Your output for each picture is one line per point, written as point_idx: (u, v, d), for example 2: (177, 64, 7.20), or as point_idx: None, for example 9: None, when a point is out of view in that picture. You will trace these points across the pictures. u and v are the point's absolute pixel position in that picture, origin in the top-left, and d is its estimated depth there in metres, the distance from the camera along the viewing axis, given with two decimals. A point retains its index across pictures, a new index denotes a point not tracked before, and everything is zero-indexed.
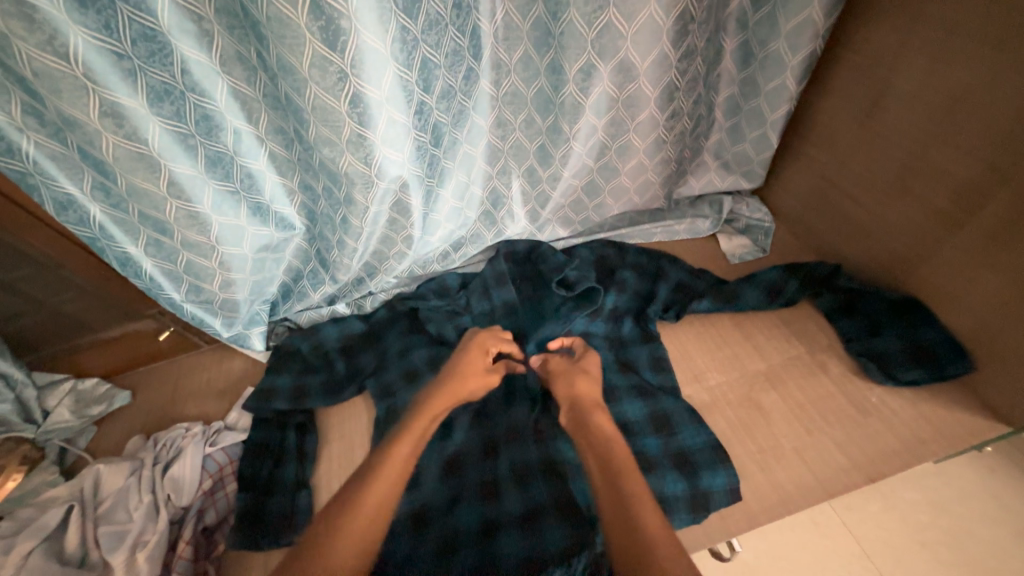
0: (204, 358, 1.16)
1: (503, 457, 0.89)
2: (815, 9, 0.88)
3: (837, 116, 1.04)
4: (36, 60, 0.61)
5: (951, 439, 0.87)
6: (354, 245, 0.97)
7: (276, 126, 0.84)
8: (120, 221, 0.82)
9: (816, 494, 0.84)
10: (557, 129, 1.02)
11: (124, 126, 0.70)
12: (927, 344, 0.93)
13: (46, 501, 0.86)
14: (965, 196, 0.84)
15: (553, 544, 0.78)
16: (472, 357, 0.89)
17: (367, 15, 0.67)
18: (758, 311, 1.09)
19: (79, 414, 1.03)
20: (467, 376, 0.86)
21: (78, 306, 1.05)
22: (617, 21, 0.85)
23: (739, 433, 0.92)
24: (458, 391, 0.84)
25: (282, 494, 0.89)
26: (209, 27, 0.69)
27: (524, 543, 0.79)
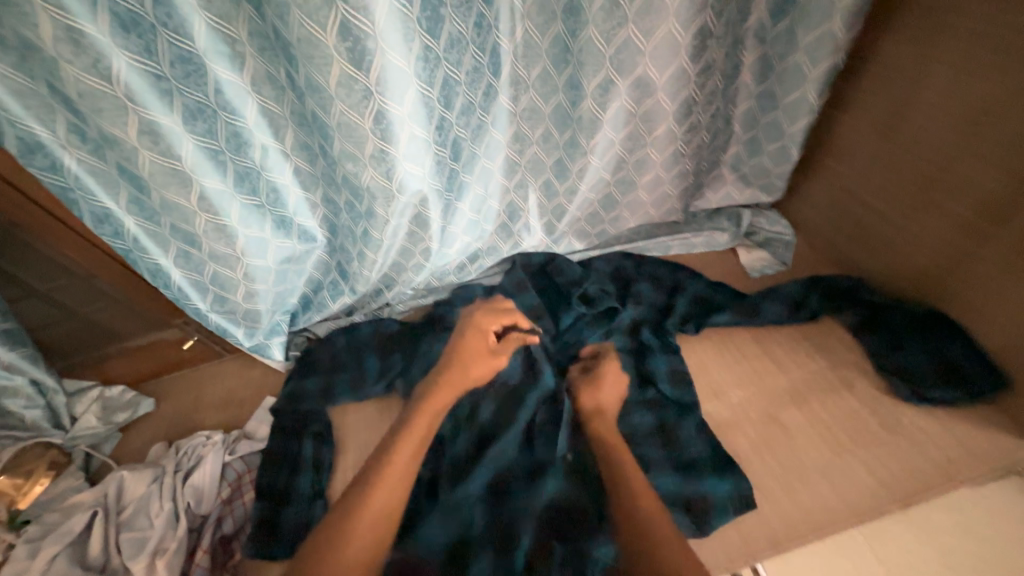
0: (226, 367, 1.18)
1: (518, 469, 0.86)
2: (835, 23, 0.88)
3: (858, 129, 1.02)
4: (82, 81, 0.64)
5: (987, 462, 0.84)
6: (374, 257, 0.99)
7: (301, 142, 0.87)
8: (153, 233, 0.85)
9: (844, 517, 0.81)
10: (574, 143, 1.02)
11: (160, 143, 0.73)
12: (958, 362, 0.90)
13: (71, 506, 0.88)
14: (996, 209, 0.82)
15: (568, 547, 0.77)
16: (473, 339, 0.94)
17: (392, 36, 0.70)
18: (780, 326, 1.07)
19: (105, 420, 1.05)
20: (465, 363, 0.89)
21: (108, 314, 1.07)
22: (635, 38, 0.87)
23: (763, 452, 0.90)
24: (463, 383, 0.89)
25: (298, 504, 0.89)
26: (242, 49, 0.72)
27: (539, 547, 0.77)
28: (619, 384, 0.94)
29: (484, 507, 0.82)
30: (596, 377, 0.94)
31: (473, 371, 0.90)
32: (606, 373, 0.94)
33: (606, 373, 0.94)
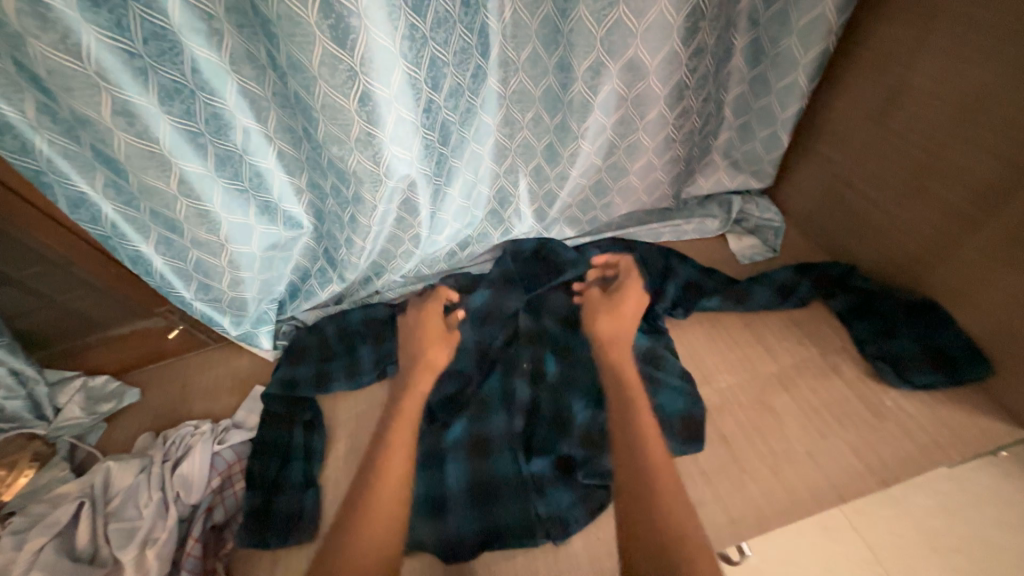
0: (213, 356, 1.16)
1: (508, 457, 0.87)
2: (827, 6, 0.87)
3: (849, 114, 1.02)
4: (50, 58, 0.61)
5: (968, 443, 0.86)
6: (362, 244, 0.97)
7: (284, 125, 0.84)
8: (132, 219, 0.82)
9: (829, 498, 0.83)
10: (565, 128, 1.01)
11: (136, 124, 0.70)
12: (945, 347, 0.92)
13: (57, 497, 0.87)
14: (983, 194, 0.82)
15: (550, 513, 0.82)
16: (432, 319, 0.90)
17: (377, 14, 0.68)
18: (769, 311, 1.08)
19: (90, 411, 1.03)
20: (427, 346, 0.85)
21: (87, 303, 1.05)
22: (626, 18, 0.85)
23: (751, 435, 0.91)
24: (431, 364, 0.82)
25: (290, 492, 0.89)
26: (219, 26, 0.69)
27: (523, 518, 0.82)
28: (638, 310, 0.85)
29: (475, 494, 0.83)
30: (615, 303, 0.85)
31: (434, 353, 0.84)
32: (628, 299, 0.86)
33: (626, 298, 0.85)
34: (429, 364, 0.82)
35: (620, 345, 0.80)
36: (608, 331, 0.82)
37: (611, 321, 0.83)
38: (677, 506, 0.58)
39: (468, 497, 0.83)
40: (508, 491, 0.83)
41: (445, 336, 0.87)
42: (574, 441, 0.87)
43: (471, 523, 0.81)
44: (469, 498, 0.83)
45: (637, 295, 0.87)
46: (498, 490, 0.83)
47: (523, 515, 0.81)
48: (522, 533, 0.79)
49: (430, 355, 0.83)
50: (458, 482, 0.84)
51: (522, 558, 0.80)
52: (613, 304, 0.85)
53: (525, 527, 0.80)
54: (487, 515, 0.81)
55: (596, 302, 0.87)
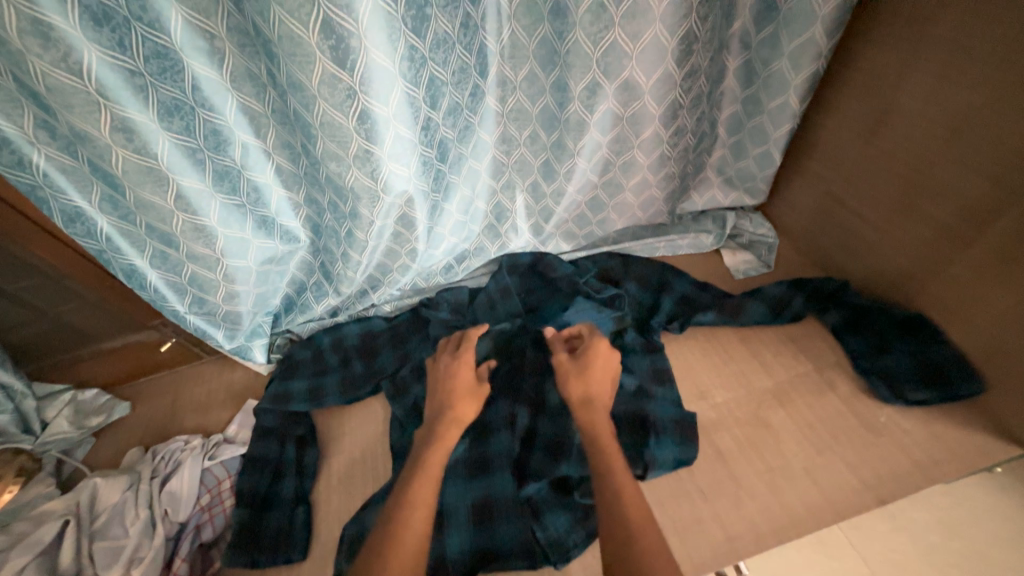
0: (206, 369, 1.15)
1: (500, 473, 0.85)
2: (817, 31, 0.89)
3: (839, 134, 1.04)
4: (49, 75, 0.62)
5: (963, 460, 0.86)
6: (359, 258, 0.97)
7: (283, 141, 0.85)
8: (127, 233, 0.82)
9: (826, 515, 0.83)
10: (561, 145, 1.02)
11: (134, 140, 0.71)
12: (937, 363, 0.92)
13: (41, 515, 0.85)
14: (972, 213, 0.84)
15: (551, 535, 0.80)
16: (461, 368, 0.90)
17: (377, 35, 0.69)
18: (763, 326, 1.09)
19: (79, 425, 1.02)
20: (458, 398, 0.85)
21: (79, 316, 1.04)
22: (622, 41, 0.86)
23: (747, 451, 0.91)
24: (460, 419, 0.83)
25: (281, 509, 0.88)
26: (220, 45, 0.70)
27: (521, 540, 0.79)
28: (609, 370, 0.86)
29: (468, 510, 0.82)
30: (585, 365, 0.86)
31: (464, 408, 0.84)
32: (596, 358, 0.86)
33: (595, 360, 0.86)
34: (460, 418, 0.82)
35: (594, 408, 0.80)
36: (586, 395, 0.82)
37: (586, 384, 0.83)
38: (659, 563, 0.60)
39: (464, 514, 0.82)
40: (505, 508, 0.82)
41: (473, 391, 0.87)
42: (574, 459, 0.84)
43: (466, 540, 0.80)
44: (465, 514, 0.82)
45: (608, 355, 0.87)
46: (495, 506, 0.82)
47: (518, 532, 0.80)
48: (518, 551, 0.78)
49: (459, 410, 0.83)
50: (453, 498, 0.83)
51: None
52: (584, 363, 0.86)
53: (520, 545, 0.79)
54: (483, 533, 0.80)
55: (566, 370, 0.86)
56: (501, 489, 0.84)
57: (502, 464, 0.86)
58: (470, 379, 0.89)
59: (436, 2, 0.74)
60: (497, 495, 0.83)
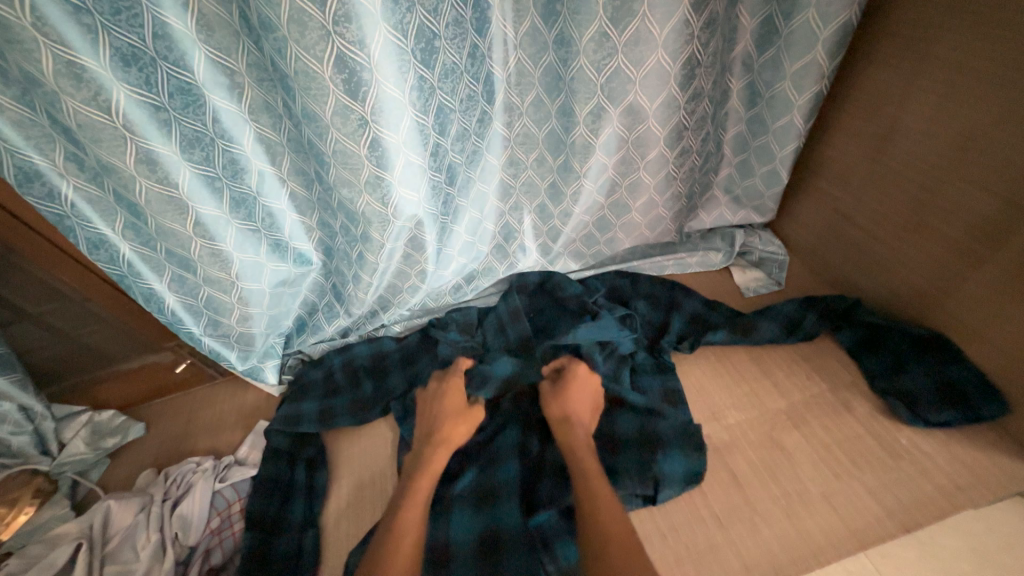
0: (219, 391, 1.17)
1: (506, 503, 0.83)
2: (819, 52, 0.90)
3: (846, 152, 1.04)
4: (81, 113, 0.65)
5: (991, 485, 0.83)
6: (370, 279, 0.99)
7: (297, 168, 0.88)
8: (148, 258, 0.85)
9: (848, 544, 0.79)
10: (567, 168, 1.04)
11: (157, 171, 0.74)
12: (958, 382, 0.90)
13: (56, 537, 0.85)
14: (985, 231, 0.83)
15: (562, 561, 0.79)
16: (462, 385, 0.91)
17: (388, 68, 0.72)
18: (775, 345, 1.07)
19: (94, 447, 1.03)
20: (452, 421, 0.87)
21: (99, 338, 1.07)
22: (626, 67, 0.88)
23: (762, 475, 0.89)
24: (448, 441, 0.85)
25: (289, 533, 0.87)
26: (240, 80, 0.74)
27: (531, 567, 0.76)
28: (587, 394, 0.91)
29: (475, 541, 0.80)
30: (566, 387, 0.91)
31: (459, 431, 0.86)
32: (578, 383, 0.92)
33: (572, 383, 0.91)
34: (448, 439, 0.85)
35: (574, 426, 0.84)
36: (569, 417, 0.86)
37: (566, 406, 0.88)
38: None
39: (472, 544, 0.79)
40: (513, 536, 0.79)
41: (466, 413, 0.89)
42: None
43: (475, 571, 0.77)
44: (471, 546, 0.79)
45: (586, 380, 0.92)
46: (502, 536, 0.79)
47: (528, 560, 0.76)
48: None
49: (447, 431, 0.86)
50: (459, 528, 0.81)
51: None
52: (569, 394, 0.90)
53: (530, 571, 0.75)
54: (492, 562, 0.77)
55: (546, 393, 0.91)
56: (506, 518, 0.81)
57: (507, 494, 0.84)
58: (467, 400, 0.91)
59: (444, 35, 0.77)
60: (504, 526, 0.80)
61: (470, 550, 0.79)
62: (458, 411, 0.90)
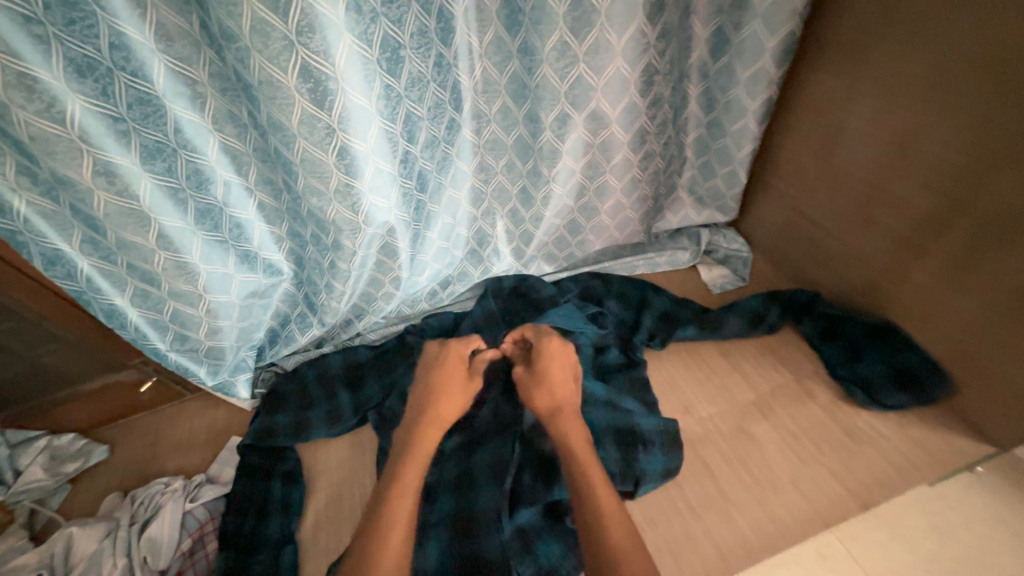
0: (188, 408, 1.13)
1: (486, 505, 0.84)
2: (767, 61, 0.96)
3: (799, 153, 1.10)
4: (33, 125, 0.63)
5: (939, 462, 0.89)
6: (343, 288, 0.98)
7: (265, 177, 0.87)
8: (108, 273, 0.82)
9: (814, 524, 0.84)
10: (537, 173, 1.06)
11: (116, 183, 0.72)
12: (909, 367, 0.96)
13: (12, 570, 0.81)
14: (926, 224, 0.89)
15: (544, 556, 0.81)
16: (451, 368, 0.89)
17: (354, 77, 0.72)
18: (741, 338, 1.12)
19: (53, 473, 0.98)
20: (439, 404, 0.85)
21: (58, 358, 1.03)
22: (587, 75, 0.92)
23: (732, 464, 0.92)
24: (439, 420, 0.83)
25: (265, 551, 0.85)
26: (202, 90, 0.73)
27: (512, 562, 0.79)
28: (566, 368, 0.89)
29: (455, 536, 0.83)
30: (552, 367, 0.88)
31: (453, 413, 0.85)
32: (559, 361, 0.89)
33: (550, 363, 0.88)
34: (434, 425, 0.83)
35: (564, 413, 0.82)
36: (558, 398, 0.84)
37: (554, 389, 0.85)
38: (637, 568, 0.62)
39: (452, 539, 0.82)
40: (490, 529, 0.82)
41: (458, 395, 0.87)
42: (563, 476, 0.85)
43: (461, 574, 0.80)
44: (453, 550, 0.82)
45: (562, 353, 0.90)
46: (481, 531, 0.82)
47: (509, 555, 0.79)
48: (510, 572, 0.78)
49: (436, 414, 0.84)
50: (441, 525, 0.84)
51: None
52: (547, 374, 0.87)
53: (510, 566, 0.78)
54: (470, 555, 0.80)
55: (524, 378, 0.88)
56: (485, 515, 0.83)
57: (487, 498, 0.85)
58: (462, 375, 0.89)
59: (409, 44, 0.78)
60: (482, 521, 0.83)
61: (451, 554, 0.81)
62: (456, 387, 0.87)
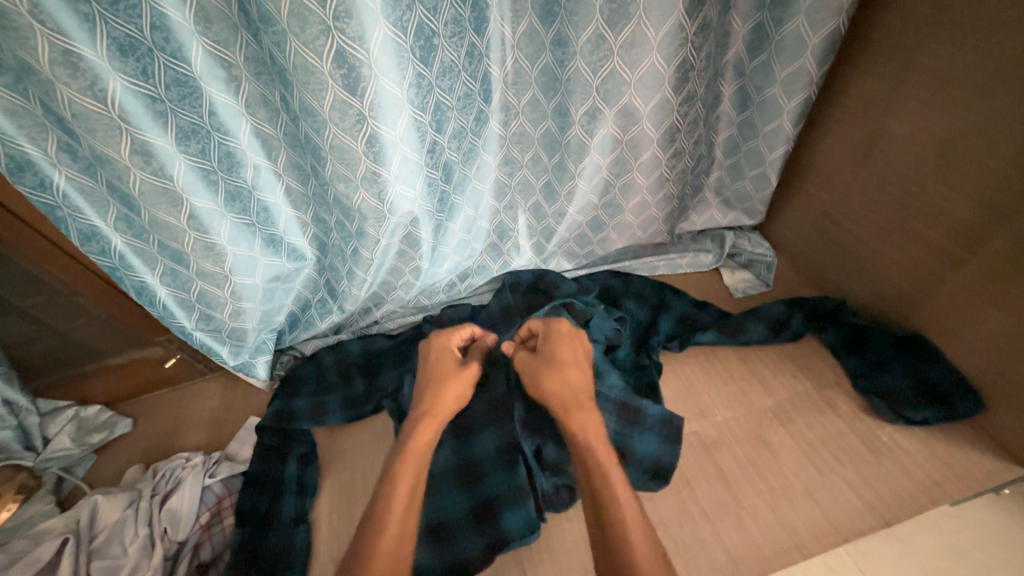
0: (209, 386, 1.16)
1: (493, 472, 0.89)
2: (808, 59, 0.92)
3: (833, 157, 1.07)
4: (76, 102, 0.65)
5: (965, 480, 0.86)
6: (364, 275, 0.99)
7: (294, 163, 0.88)
8: (140, 251, 0.84)
9: (830, 536, 0.82)
10: (562, 167, 1.05)
11: (151, 162, 0.73)
12: (936, 382, 0.93)
13: (41, 532, 0.84)
14: (965, 234, 0.86)
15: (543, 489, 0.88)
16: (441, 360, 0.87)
17: (387, 64, 0.72)
18: (763, 345, 1.10)
19: (80, 442, 1.03)
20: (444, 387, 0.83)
21: (86, 332, 1.05)
22: (621, 69, 0.90)
23: (748, 470, 0.91)
24: (438, 413, 0.79)
25: (279, 529, 0.87)
26: (237, 73, 0.74)
27: (512, 491, 0.86)
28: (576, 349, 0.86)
29: (467, 516, 0.85)
30: (552, 358, 0.83)
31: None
32: (556, 350, 0.85)
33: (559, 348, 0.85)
34: (438, 412, 0.79)
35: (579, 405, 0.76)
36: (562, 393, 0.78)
37: (555, 378, 0.80)
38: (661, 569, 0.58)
39: (467, 519, 0.85)
40: (506, 502, 0.85)
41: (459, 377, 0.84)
42: (551, 439, 0.90)
43: (476, 537, 0.83)
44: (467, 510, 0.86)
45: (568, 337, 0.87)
46: (496, 507, 0.85)
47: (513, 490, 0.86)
48: (511, 496, 0.86)
49: (435, 402, 0.80)
50: (447, 509, 0.86)
51: None
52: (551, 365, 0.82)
53: (532, 526, 0.83)
54: (485, 529, 0.84)
55: (535, 365, 0.83)
56: (496, 487, 0.87)
57: (493, 469, 0.89)
58: (450, 365, 0.86)
59: (443, 33, 0.78)
60: (494, 495, 0.87)
61: (472, 518, 0.85)
62: (449, 377, 0.84)
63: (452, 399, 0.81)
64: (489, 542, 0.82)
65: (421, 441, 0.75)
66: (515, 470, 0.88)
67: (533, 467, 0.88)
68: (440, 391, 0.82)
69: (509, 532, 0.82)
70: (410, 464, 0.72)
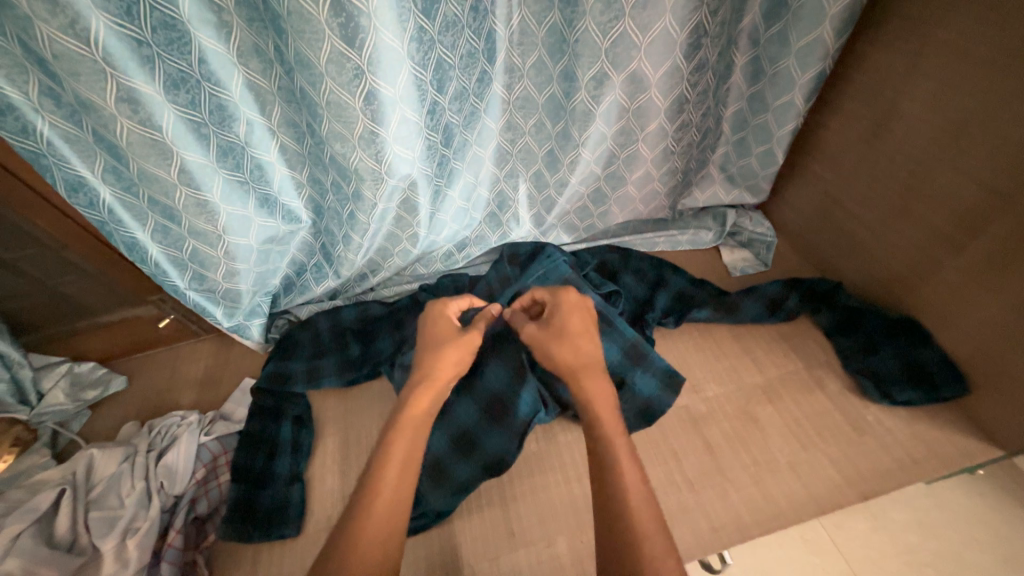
0: (203, 347, 1.15)
1: (468, 402, 0.93)
2: (826, 29, 0.89)
3: (842, 135, 1.05)
4: (57, 41, 0.61)
5: (944, 459, 0.88)
6: (360, 241, 0.97)
7: (288, 119, 0.84)
8: (129, 205, 0.82)
9: (810, 508, 0.84)
10: (566, 135, 1.03)
11: (139, 111, 0.70)
12: (925, 365, 0.94)
13: (37, 483, 0.85)
14: (967, 219, 0.85)
15: (524, 413, 0.91)
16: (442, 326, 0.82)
17: (386, 15, 0.68)
18: (758, 324, 1.10)
19: (74, 397, 1.03)
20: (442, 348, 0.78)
21: (77, 288, 1.05)
22: (632, 31, 0.86)
23: (735, 445, 0.93)
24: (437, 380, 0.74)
25: (276, 486, 0.88)
26: (229, 19, 0.70)
27: (490, 420, 0.91)
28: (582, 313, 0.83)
29: (454, 449, 0.90)
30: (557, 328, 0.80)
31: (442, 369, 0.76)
32: (566, 319, 0.81)
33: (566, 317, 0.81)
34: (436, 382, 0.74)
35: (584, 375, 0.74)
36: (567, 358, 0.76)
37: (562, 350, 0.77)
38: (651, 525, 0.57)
39: (455, 451, 0.89)
40: (482, 427, 0.91)
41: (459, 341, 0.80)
42: (529, 388, 0.92)
43: (467, 466, 0.88)
44: (453, 443, 0.90)
45: (574, 309, 0.82)
46: (477, 434, 0.91)
47: (490, 418, 0.92)
48: (490, 421, 0.91)
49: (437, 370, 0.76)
50: (435, 446, 0.90)
51: (505, 559, 0.81)
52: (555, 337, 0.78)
53: (514, 441, 0.89)
54: (475, 456, 0.89)
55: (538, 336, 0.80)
56: (481, 422, 0.92)
57: (468, 399, 0.94)
58: (450, 332, 0.81)
59: None
60: (472, 425, 0.91)
61: (457, 448, 0.90)
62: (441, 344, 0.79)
63: (451, 363, 0.77)
64: (479, 466, 0.88)
65: (418, 407, 0.71)
66: (491, 405, 0.92)
67: (507, 397, 0.93)
68: (437, 356, 0.77)
69: (496, 456, 0.88)
70: (408, 430, 0.68)
